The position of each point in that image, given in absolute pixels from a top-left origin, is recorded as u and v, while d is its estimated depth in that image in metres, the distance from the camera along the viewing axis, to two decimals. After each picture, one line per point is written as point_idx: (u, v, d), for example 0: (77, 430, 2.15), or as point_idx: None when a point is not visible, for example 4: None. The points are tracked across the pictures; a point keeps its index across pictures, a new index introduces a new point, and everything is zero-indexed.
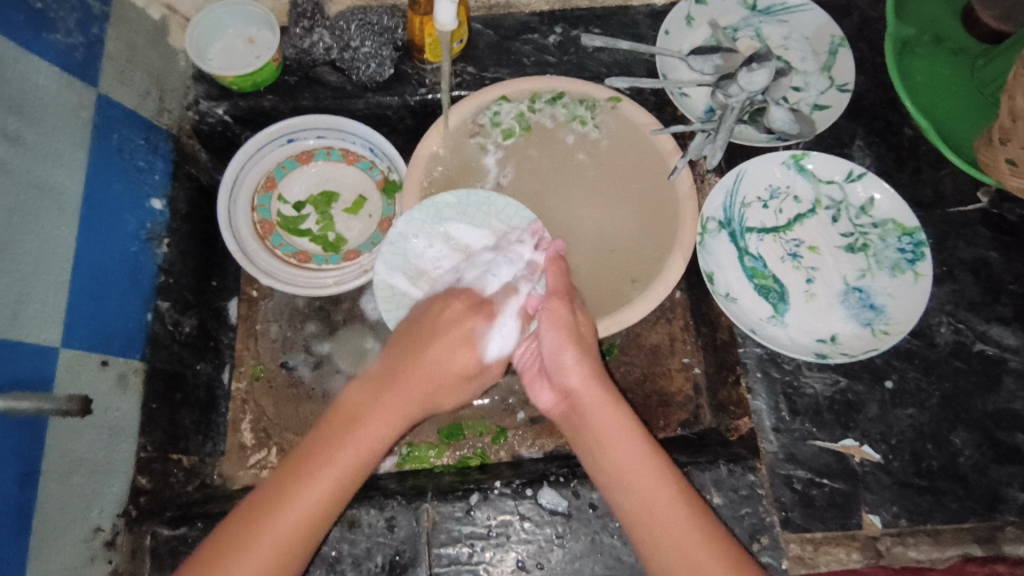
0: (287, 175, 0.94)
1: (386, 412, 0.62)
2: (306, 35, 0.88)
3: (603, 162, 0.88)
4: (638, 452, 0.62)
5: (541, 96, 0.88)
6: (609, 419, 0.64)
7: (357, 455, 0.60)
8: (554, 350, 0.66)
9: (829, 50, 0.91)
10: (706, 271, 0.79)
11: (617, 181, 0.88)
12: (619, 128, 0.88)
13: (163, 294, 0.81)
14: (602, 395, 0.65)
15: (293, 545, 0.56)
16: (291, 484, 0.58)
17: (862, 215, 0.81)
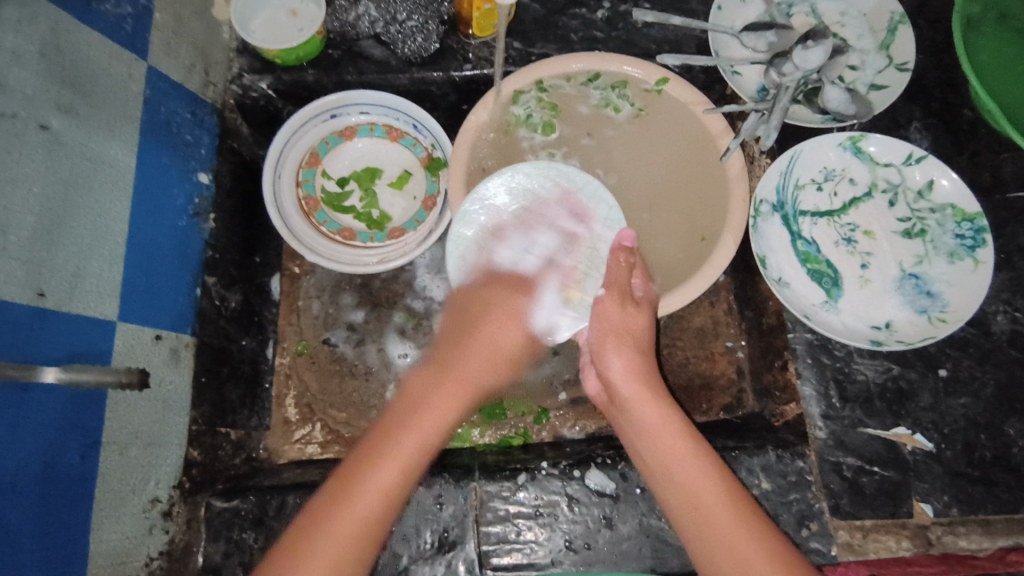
0: (331, 150, 0.93)
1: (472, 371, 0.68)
2: (351, 8, 0.87)
3: (637, 135, 0.89)
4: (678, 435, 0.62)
5: (577, 75, 0.84)
6: (648, 401, 0.65)
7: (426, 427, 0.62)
8: (597, 339, 0.68)
9: (888, 27, 0.88)
10: (759, 255, 0.78)
11: (648, 161, 0.89)
12: (653, 102, 0.86)
13: (210, 268, 0.81)
14: (644, 382, 0.66)
15: (385, 507, 0.57)
16: (411, 436, 0.60)
17: (920, 199, 0.79)
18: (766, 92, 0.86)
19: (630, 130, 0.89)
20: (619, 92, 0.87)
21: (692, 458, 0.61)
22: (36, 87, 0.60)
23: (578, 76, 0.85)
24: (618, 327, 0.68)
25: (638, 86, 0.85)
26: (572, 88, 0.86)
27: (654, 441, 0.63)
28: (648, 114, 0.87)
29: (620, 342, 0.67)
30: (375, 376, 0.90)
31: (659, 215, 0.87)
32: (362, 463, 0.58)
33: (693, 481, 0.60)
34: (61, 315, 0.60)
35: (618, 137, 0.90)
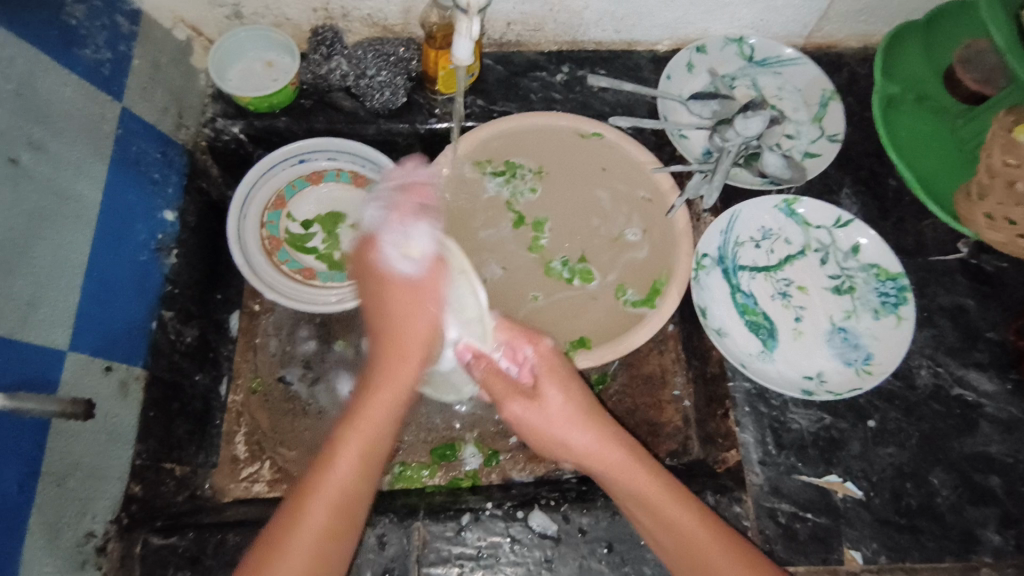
0: (297, 194, 0.96)
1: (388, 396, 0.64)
2: (323, 61, 0.92)
3: (554, 192, 0.95)
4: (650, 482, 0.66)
5: (486, 164, 0.92)
6: (610, 464, 0.68)
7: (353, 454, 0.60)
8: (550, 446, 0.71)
9: (821, 102, 0.97)
10: (699, 305, 0.82)
11: (574, 222, 0.94)
12: (544, 166, 0.94)
13: (167, 303, 0.82)
14: (599, 446, 0.69)
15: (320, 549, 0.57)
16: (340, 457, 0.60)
17: (850, 258, 0.85)
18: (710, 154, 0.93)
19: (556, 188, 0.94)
20: (514, 169, 0.94)
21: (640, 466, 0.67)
22: (8, 123, 0.63)
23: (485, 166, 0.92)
24: (557, 426, 0.69)
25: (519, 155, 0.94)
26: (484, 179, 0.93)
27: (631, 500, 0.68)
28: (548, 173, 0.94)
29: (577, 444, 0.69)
30: (327, 416, 0.90)
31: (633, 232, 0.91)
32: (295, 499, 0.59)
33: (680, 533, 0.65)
34: (12, 342, 0.61)
35: (555, 201, 0.95)
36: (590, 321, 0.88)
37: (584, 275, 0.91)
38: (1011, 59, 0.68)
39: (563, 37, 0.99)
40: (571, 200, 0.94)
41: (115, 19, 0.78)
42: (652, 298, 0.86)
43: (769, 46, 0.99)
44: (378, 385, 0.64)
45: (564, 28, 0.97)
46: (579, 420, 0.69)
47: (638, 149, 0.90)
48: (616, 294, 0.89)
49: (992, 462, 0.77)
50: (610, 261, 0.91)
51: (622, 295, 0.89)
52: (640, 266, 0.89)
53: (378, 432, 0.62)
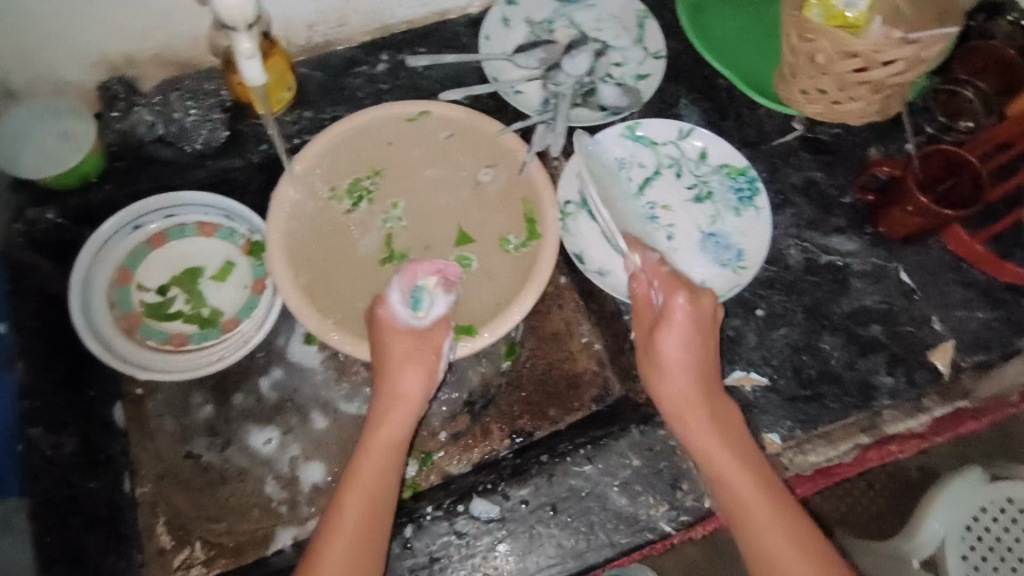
0: (142, 262, 0.89)
1: (399, 407, 0.76)
2: (125, 115, 0.87)
3: (403, 179, 0.91)
4: (734, 434, 0.70)
5: (342, 193, 0.89)
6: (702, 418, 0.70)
7: (376, 462, 0.73)
8: (674, 405, 0.71)
9: (638, 23, 0.99)
10: (573, 252, 0.83)
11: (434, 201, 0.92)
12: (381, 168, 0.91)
13: (29, 420, 0.76)
14: (698, 401, 0.70)
15: (355, 546, 0.67)
16: (367, 461, 0.73)
17: (700, 166, 0.88)
18: (548, 102, 0.93)
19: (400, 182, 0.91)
20: (358, 181, 0.90)
21: (729, 426, 0.71)
22: None
23: (339, 199, 0.89)
24: (682, 361, 0.71)
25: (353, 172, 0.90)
26: (341, 211, 0.89)
27: (708, 451, 0.69)
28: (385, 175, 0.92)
29: (696, 409, 0.70)
30: (248, 474, 0.86)
31: (491, 188, 0.89)
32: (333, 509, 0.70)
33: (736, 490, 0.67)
34: None
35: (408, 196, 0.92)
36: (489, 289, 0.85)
37: (464, 263, 0.88)
38: None
39: (371, 25, 0.96)
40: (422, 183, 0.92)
41: None
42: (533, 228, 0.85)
43: None
44: (387, 415, 0.76)
45: (369, 16, 0.94)
46: (694, 388, 0.71)
47: (476, 116, 0.88)
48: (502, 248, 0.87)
49: (870, 313, 0.83)
50: (482, 222, 0.89)
51: (507, 244, 0.86)
52: (506, 212, 0.88)
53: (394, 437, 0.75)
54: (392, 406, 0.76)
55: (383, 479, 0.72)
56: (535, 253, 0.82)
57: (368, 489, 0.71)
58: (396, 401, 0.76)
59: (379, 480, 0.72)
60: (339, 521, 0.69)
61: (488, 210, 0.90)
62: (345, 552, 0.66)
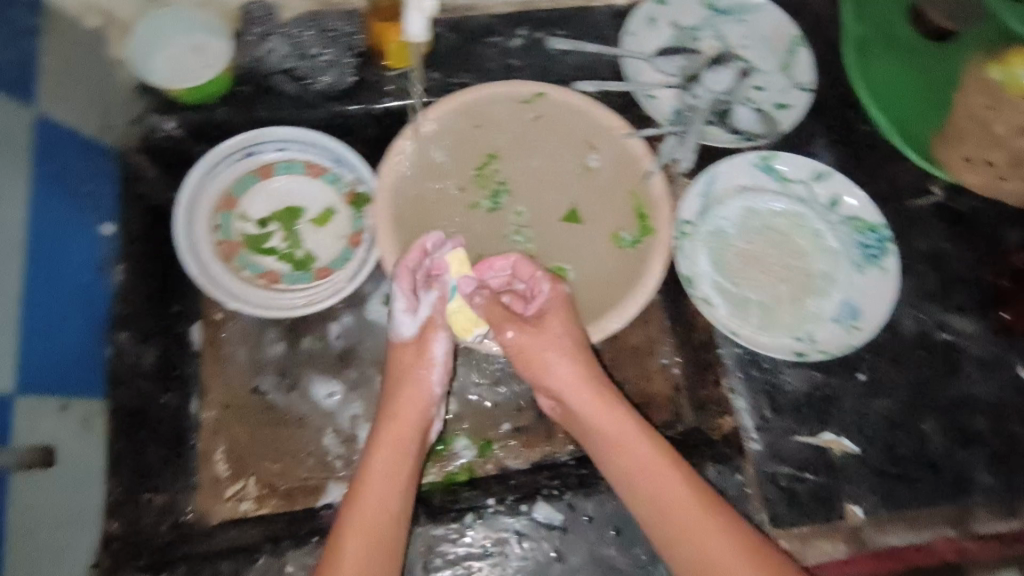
0: (248, 190, 0.88)
1: (394, 440, 0.70)
2: (260, 42, 0.85)
3: (517, 163, 0.90)
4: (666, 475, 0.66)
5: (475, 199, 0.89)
6: (581, 391, 0.70)
7: (376, 500, 0.66)
8: (529, 365, 0.72)
9: (790, 49, 0.93)
10: (683, 275, 0.79)
11: (549, 184, 0.90)
12: (498, 147, 0.90)
13: (119, 325, 0.77)
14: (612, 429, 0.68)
15: None
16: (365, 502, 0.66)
17: (830, 212, 0.82)
18: (681, 113, 0.88)
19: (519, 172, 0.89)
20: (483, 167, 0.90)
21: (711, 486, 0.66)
22: None
23: (478, 202, 0.89)
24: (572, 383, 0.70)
25: (467, 154, 0.89)
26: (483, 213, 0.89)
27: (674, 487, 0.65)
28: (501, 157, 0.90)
29: (557, 355, 0.71)
30: (309, 423, 0.86)
31: (605, 181, 0.88)
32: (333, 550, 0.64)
33: (646, 465, 0.66)
34: None
35: (519, 177, 0.91)
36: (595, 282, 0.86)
37: (560, 274, 0.87)
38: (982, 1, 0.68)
39: None
40: (533, 167, 0.90)
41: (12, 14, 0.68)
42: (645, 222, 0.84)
43: None
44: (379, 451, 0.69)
45: None
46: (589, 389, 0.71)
47: (605, 111, 0.85)
48: (613, 244, 0.86)
49: (976, 403, 0.78)
50: (596, 213, 0.88)
51: (620, 241, 0.85)
52: (619, 207, 0.87)
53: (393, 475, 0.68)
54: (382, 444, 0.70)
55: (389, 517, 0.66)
56: (645, 260, 0.81)
57: (371, 509, 0.65)
58: (398, 420, 0.71)
59: (386, 500, 0.66)
60: (346, 541, 0.63)
61: (601, 205, 0.88)
62: None
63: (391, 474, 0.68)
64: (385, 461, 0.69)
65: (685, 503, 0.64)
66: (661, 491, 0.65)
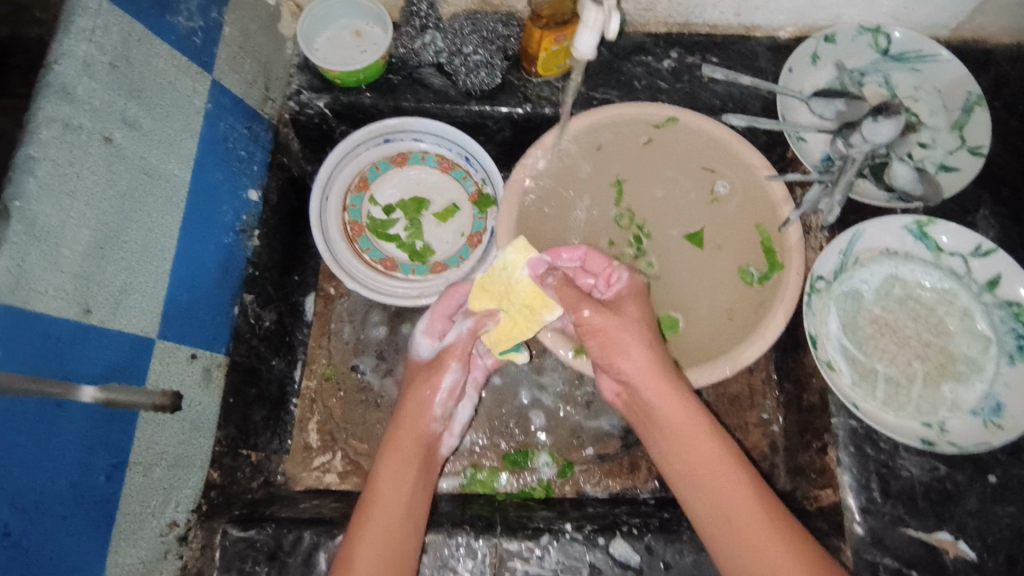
0: (380, 176, 0.91)
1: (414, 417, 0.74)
2: (418, 35, 0.88)
3: (642, 189, 0.89)
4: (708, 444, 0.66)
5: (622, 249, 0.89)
6: (636, 356, 0.67)
7: (395, 470, 0.70)
8: (601, 349, 0.68)
9: (964, 107, 0.86)
10: (809, 334, 0.75)
11: (681, 216, 0.88)
12: (628, 170, 0.88)
13: (248, 287, 0.80)
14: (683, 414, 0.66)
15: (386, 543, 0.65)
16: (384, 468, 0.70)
17: (985, 292, 0.75)
18: (831, 161, 0.84)
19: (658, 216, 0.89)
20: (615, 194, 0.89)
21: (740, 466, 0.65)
22: (103, 100, 0.60)
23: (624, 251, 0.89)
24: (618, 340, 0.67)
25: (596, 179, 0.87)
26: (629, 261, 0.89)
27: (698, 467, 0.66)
28: (628, 182, 0.88)
29: (627, 344, 0.67)
30: None
31: (731, 209, 0.84)
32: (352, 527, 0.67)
33: (690, 447, 0.66)
34: (104, 330, 0.59)
35: (649, 208, 0.89)
36: (714, 319, 0.83)
37: (671, 324, 0.85)
38: None
39: (675, 18, 0.90)
40: (657, 195, 0.89)
41: None
42: (772, 254, 0.79)
43: (910, 39, 0.88)
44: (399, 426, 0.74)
45: (677, 9, 0.88)
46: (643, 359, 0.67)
47: (744, 146, 0.81)
48: (740, 278, 0.83)
49: None
50: (723, 242, 0.85)
51: (748, 277, 0.82)
52: (747, 239, 0.83)
53: (411, 445, 0.72)
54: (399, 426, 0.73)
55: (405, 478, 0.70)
56: (767, 308, 0.76)
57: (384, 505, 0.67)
58: (410, 414, 0.74)
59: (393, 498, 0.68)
60: (361, 537, 0.65)
61: (728, 237, 0.85)
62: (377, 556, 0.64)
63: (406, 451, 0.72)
64: (394, 459, 0.71)
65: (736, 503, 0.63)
66: (715, 479, 0.65)
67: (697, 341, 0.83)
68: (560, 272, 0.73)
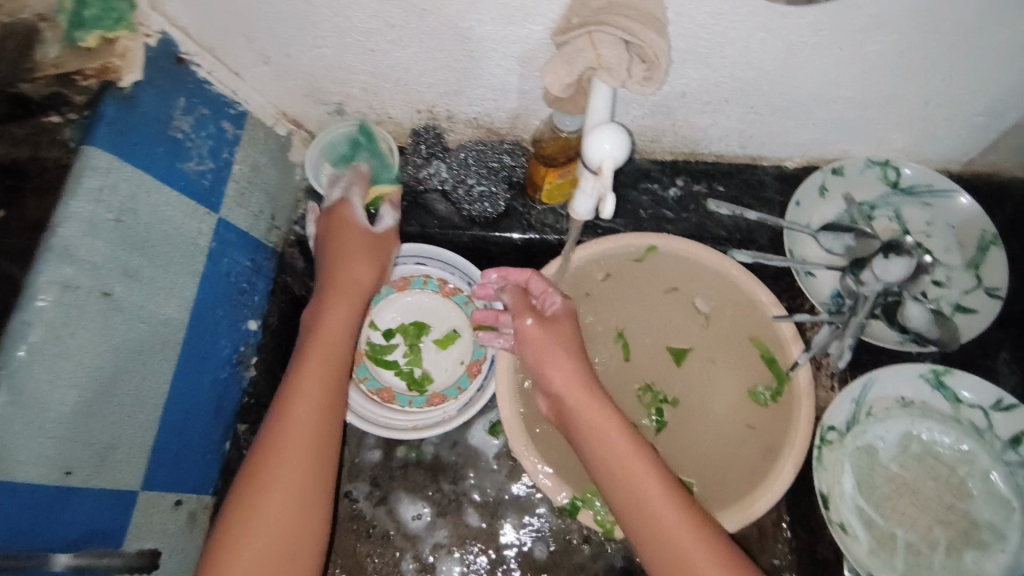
0: (381, 301, 0.90)
1: (319, 354, 0.70)
2: (425, 164, 0.89)
3: (634, 332, 0.87)
4: (617, 434, 0.65)
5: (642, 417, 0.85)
6: (569, 345, 0.71)
7: (305, 412, 0.65)
8: (537, 355, 0.71)
9: (979, 245, 0.83)
10: (820, 493, 0.71)
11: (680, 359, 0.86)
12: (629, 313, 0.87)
13: (244, 418, 0.78)
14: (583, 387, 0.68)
15: (299, 494, 0.62)
16: (288, 414, 0.65)
17: (1011, 450, 0.71)
18: (841, 299, 0.82)
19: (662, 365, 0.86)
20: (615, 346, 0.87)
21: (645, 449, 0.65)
22: (106, 256, 0.60)
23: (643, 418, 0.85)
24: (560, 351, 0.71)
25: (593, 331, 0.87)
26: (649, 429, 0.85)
27: (606, 442, 0.65)
28: (631, 332, 0.87)
29: (558, 358, 0.70)
30: (391, 543, 0.85)
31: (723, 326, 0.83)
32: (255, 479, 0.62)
33: (607, 428, 0.65)
34: (85, 492, 0.58)
35: (647, 355, 0.87)
36: (727, 456, 0.80)
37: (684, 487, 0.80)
38: None
39: (680, 149, 0.90)
40: (652, 341, 0.87)
41: (222, 126, 0.75)
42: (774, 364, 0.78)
43: (922, 173, 0.86)
44: (304, 362, 0.69)
45: (683, 141, 0.88)
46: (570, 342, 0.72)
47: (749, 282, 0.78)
48: (753, 411, 0.80)
49: None
50: (725, 364, 0.83)
51: (760, 397, 0.79)
52: (749, 360, 0.81)
53: (318, 391, 0.67)
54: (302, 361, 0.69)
55: (320, 422, 0.66)
56: (776, 453, 0.74)
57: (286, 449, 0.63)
58: (318, 356, 0.70)
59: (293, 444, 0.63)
60: (270, 475, 0.62)
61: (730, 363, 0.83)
62: (282, 506, 0.61)
63: (320, 374, 0.68)
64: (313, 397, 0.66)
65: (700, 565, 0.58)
66: (638, 489, 0.63)
67: (714, 482, 0.78)
68: (513, 285, 0.77)
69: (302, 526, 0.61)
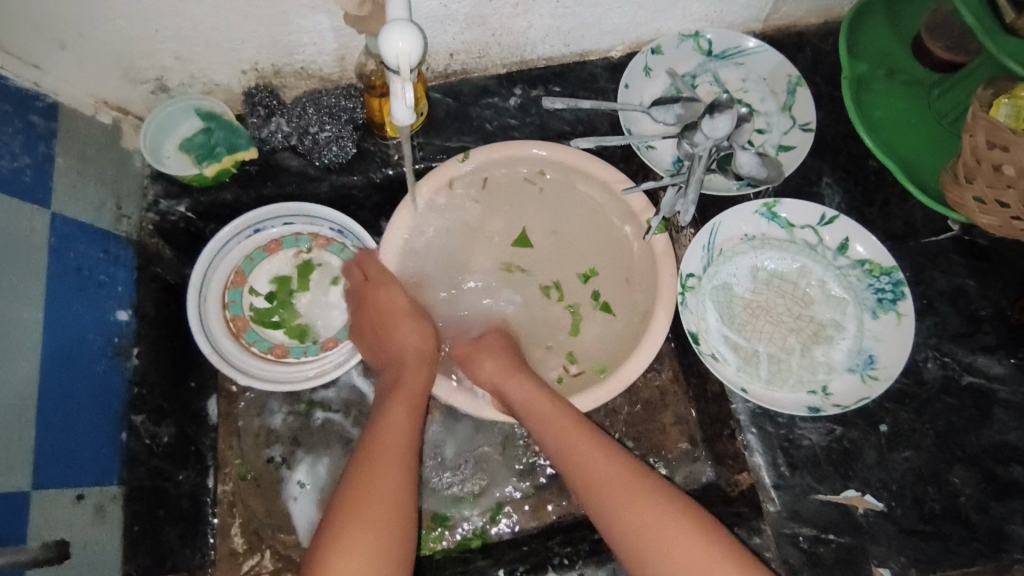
0: (256, 266, 0.92)
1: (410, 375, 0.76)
2: (264, 123, 0.86)
3: (511, 248, 0.89)
4: (536, 399, 0.74)
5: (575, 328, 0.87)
6: (499, 341, 0.83)
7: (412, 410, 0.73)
8: (475, 348, 0.82)
9: (788, 89, 0.92)
10: (690, 331, 0.78)
11: (564, 255, 0.89)
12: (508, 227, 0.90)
13: (136, 407, 0.79)
14: (511, 363, 0.79)
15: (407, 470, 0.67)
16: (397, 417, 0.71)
17: (840, 256, 0.80)
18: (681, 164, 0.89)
19: (550, 267, 0.89)
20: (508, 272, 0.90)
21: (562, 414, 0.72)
22: None
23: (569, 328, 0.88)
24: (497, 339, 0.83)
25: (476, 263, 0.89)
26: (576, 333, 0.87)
27: (533, 409, 0.74)
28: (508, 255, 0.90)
29: (491, 349, 0.81)
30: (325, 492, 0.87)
31: (571, 205, 0.87)
32: (371, 463, 0.66)
33: (532, 397, 0.74)
34: None
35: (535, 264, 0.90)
36: (615, 334, 0.85)
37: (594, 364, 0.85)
38: (985, 39, 0.66)
39: (510, 59, 0.93)
40: (537, 250, 0.89)
41: (30, 120, 0.73)
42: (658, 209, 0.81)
43: (728, 36, 0.93)
44: (414, 376, 0.77)
45: (510, 50, 0.92)
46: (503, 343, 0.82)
47: (591, 162, 0.83)
48: (629, 286, 0.85)
49: (1013, 452, 0.74)
50: (586, 238, 0.88)
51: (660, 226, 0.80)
52: (607, 226, 0.86)
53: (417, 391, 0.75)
54: (411, 372, 0.77)
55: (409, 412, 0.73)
56: (650, 315, 0.79)
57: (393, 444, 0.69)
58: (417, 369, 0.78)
59: (417, 402, 0.74)
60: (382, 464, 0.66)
61: (595, 238, 0.87)
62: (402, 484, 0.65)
63: (419, 376, 0.77)
64: (400, 395, 0.74)
65: (612, 483, 0.66)
66: (567, 443, 0.70)
67: (612, 355, 0.84)
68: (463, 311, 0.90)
69: (405, 476, 0.66)
